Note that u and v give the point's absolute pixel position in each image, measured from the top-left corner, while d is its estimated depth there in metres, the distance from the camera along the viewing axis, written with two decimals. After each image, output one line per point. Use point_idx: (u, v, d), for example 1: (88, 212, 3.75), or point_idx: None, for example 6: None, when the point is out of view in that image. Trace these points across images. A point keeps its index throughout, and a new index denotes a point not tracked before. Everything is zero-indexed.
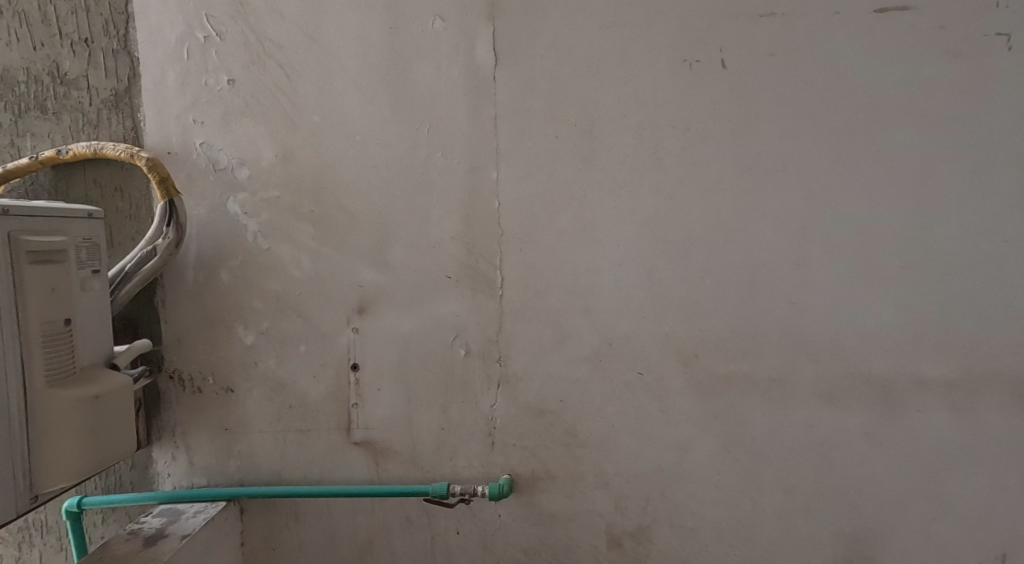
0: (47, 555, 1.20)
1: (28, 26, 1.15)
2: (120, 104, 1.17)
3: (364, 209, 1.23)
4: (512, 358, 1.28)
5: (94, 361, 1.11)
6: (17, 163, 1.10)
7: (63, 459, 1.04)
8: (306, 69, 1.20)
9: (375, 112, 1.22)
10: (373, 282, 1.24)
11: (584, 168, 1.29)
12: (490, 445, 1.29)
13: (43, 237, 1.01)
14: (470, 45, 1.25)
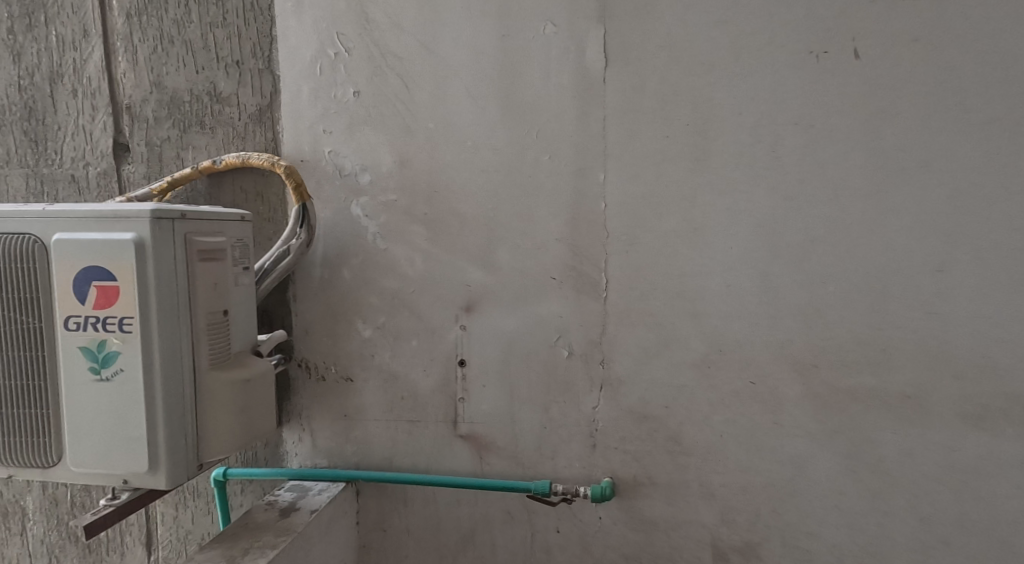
0: (197, 516, 1.37)
1: (192, 52, 1.29)
2: (263, 118, 1.30)
3: (474, 211, 1.28)
4: (615, 360, 1.29)
5: (241, 348, 1.24)
6: (181, 172, 1.26)
7: (222, 433, 1.19)
8: (422, 79, 1.28)
9: (485, 118, 1.27)
10: (480, 282, 1.29)
11: (695, 168, 1.25)
12: (591, 447, 1.30)
13: (208, 238, 1.16)
14: (581, 48, 1.26)
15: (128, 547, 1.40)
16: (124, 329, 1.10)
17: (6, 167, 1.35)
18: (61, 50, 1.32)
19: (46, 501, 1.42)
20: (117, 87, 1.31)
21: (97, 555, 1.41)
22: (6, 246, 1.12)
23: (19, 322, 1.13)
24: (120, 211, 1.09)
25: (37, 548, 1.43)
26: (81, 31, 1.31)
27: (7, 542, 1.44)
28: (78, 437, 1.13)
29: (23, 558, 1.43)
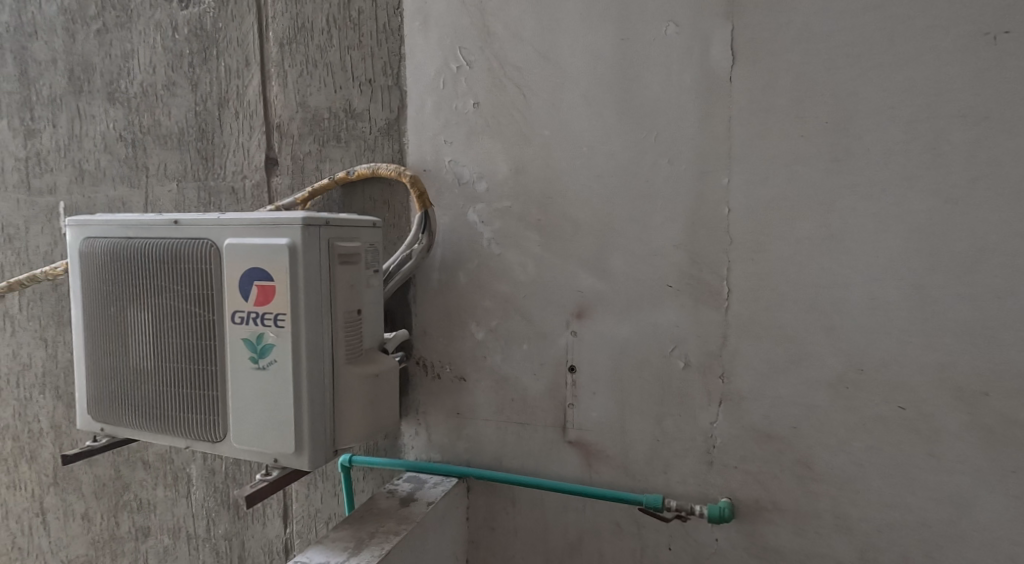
0: (326, 496, 1.51)
1: (332, 73, 1.42)
2: (391, 131, 1.40)
3: (588, 217, 1.28)
4: (736, 374, 1.21)
5: (371, 345, 1.32)
6: (320, 182, 1.40)
7: (355, 424, 1.28)
8: (539, 87, 1.30)
9: (601, 124, 1.26)
10: (593, 288, 1.28)
11: (833, 170, 1.15)
12: (708, 464, 1.24)
13: (348, 242, 1.25)
14: (704, 46, 1.21)
15: (269, 518, 1.58)
16: (278, 324, 1.21)
17: (183, 181, 1.58)
18: (227, 78, 1.52)
19: (206, 470, 1.65)
20: (271, 108, 1.49)
21: (244, 522, 1.62)
22: (190, 249, 1.27)
23: (198, 316, 1.27)
24: (278, 219, 1.19)
25: (198, 510, 1.67)
26: (244, 61, 1.50)
27: (175, 502, 1.69)
28: (239, 419, 1.26)
29: (188, 518, 1.68)
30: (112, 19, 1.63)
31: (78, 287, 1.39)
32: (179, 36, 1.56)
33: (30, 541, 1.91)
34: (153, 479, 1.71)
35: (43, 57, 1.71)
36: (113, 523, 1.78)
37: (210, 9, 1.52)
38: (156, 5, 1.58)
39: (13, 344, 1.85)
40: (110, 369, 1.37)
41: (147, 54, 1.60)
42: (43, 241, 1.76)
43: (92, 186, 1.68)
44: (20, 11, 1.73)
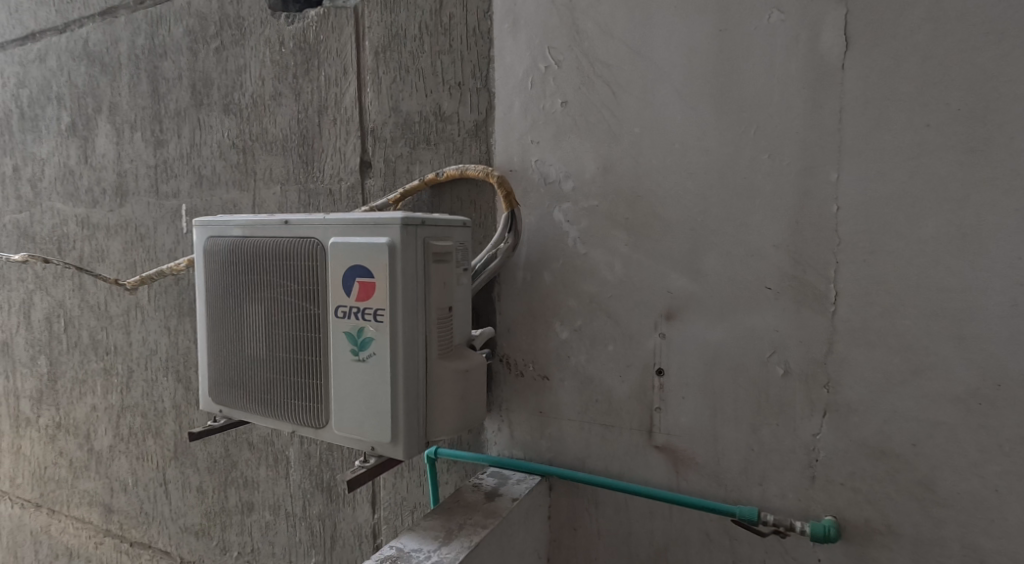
0: (412, 485, 1.58)
1: (424, 79, 1.49)
2: (479, 133, 1.43)
3: (679, 217, 1.24)
4: (842, 384, 1.14)
5: (460, 341, 1.33)
6: (411, 184, 1.46)
7: (446, 420, 1.29)
8: (631, 83, 1.27)
9: (696, 119, 1.22)
10: (684, 290, 1.25)
11: (966, 162, 1.05)
12: (810, 479, 1.17)
13: (441, 241, 1.26)
14: (813, 34, 1.14)
15: (359, 502, 1.67)
16: (378, 319, 1.23)
17: (286, 185, 1.72)
18: (327, 86, 1.63)
19: (303, 454, 1.76)
20: (365, 114, 1.58)
21: (337, 505, 1.72)
22: (298, 247, 1.33)
23: (306, 309, 1.33)
24: (379, 219, 1.23)
25: (295, 491, 1.79)
26: (342, 70, 1.61)
27: (276, 482, 1.82)
28: (341, 408, 1.30)
29: (287, 497, 1.81)
30: (229, 37, 1.79)
31: (203, 281, 1.52)
32: (285, 50, 1.70)
33: (155, 508, 2.12)
34: (257, 459, 1.85)
35: (172, 75, 1.92)
36: (222, 497, 1.94)
37: (313, 23, 1.65)
38: (266, 22, 1.73)
39: (144, 332, 2.07)
40: (229, 358, 1.48)
41: (257, 67, 1.75)
42: (170, 240, 1.98)
43: (208, 190, 1.87)
44: (154, 35, 1.94)
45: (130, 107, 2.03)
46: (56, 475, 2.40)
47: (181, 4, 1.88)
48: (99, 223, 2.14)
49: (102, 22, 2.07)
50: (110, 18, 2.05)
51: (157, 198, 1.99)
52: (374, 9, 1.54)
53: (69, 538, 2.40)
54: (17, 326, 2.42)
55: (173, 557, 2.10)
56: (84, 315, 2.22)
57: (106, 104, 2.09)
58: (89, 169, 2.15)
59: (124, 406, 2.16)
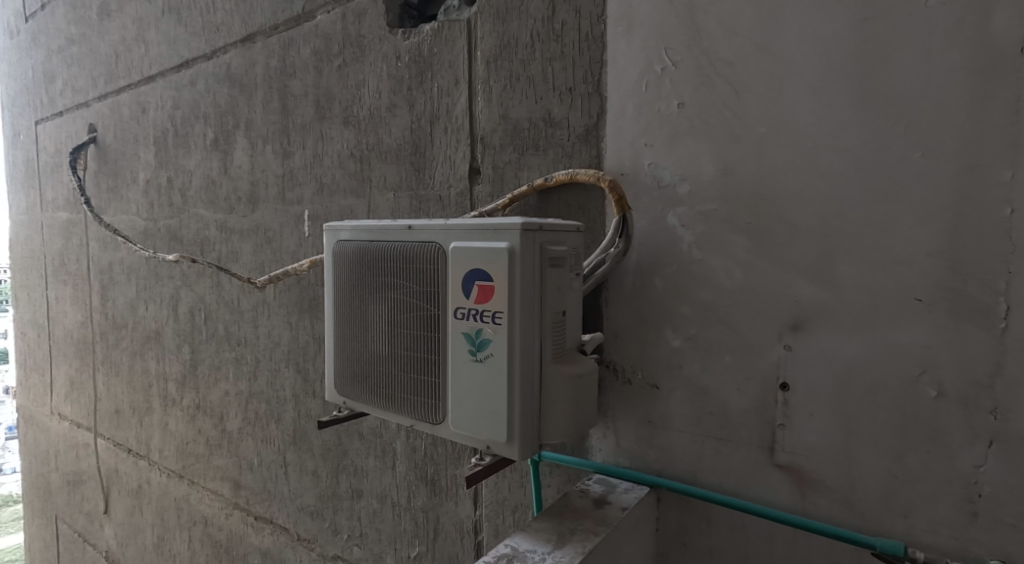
0: (513, 486, 1.58)
1: (534, 86, 1.51)
2: (589, 137, 1.43)
3: (810, 222, 1.18)
4: (1013, 409, 1.04)
5: (571, 345, 1.32)
6: (520, 189, 1.49)
7: (558, 424, 1.28)
8: (756, 81, 1.22)
9: (833, 116, 1.15)
10: (814, 299, 1.18)
11: None
12: (969, 515, 1.08)
13: (557, 245, 1.26)
14: (983, 20, 1.04)
15: (461, 498, 1.70)
16: (496, 321, 1.24)
17: (399, 191, 1.79)
18: (439, 97, 1.69)
19: (408, 447, 1.82)
20: (475, 122, 1.62)
21: (439, 498, 1.76)
22: (420, 251, 1.38)
23: (426, 310, 1.38)
24: (499, 224, 1.24)
25: (401, 482, 1.85)
26: (454, 81, 1.66)
27: (383, 472, 1.89)
28: (457, 406, 1.33)
29: (392, 487, 1.87)
30: (350, 55, 1.89)
31: (331, 280, 1.61)
32: (401, 63, 1.77)
33: (275, 488, 2.26)
34: (366, 449, 1.93)
35: (299, 92, 2.05)
36: (334, 483, 2.04)
37: (427, 38, 1.71)
38: (385, 39, 1.80)
39: (269, 327, 2.22)
40: (352, 355, 1.56)
41: (375, 82, 1.83)
42: (294, 242, 2.11)
43: (328, 197, 1.98)
44: (285, 56, 2.09)
45: (262, 122, 2.19)
46: (195, 450, 2.63)
47: (308, 26, 2.00)
48: (234, 228, 2.32)
49: (242, 47, 2.24)
50: (247, 43, 2.22)
51: (283, 204, 2.13)
52: (487, 21, 1.58)
53: (203, 507, 2.60)
54: (167, 317, 2.71)
55: (291, 534, 2.21)
56: (220, 311, 2.42)
57: (243, 121, 2.27)
58: (227, 180, 2.34)
59: (252, 394, 2.32)
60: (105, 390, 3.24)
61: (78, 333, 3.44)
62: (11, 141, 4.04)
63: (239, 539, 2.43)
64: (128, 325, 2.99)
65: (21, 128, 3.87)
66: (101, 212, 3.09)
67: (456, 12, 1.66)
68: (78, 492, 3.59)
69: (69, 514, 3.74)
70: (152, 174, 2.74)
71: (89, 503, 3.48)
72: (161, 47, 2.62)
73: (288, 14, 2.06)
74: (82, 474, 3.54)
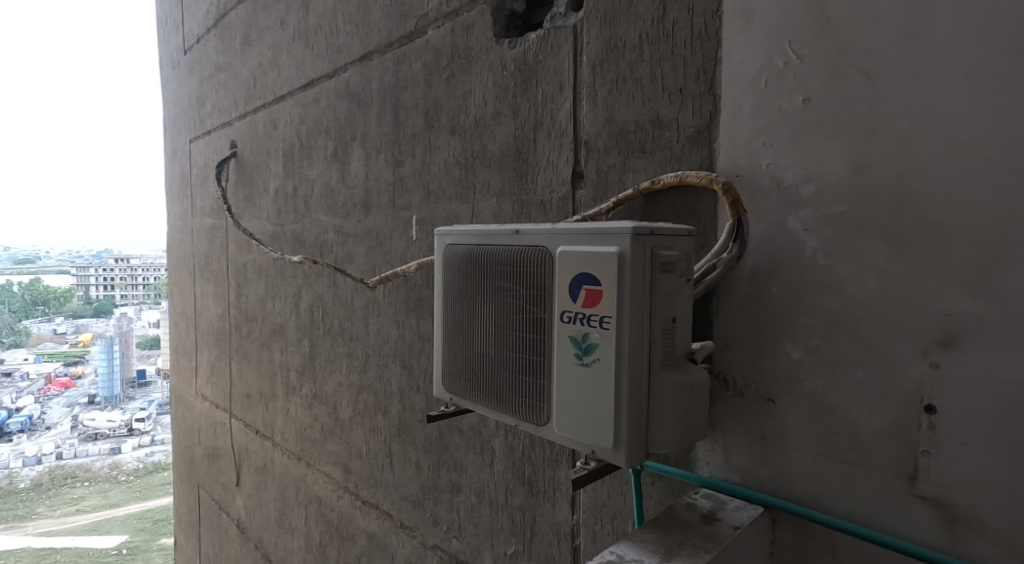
0: (613, 492, 1.54)
1: (642, 88, 1.47)
2: (700, 138, 1.38)
3: (963, 224, 1.06)
4: None
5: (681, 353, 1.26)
6: (625, 193, 1.45)
7: (667, 434, 1.23)
8: (899, 71, 1.12)
9: (994, 106, 1.03)
10: (967, 311, 1.06)
11: None
12: None
13: (668, 249, 1.22)
14: None
15: (559, 501, 1.68)
16: (603, 326, 1.22)
17: (501, 196, 1.80)
18: (544, 103, 1.69)
19: (507, 447, 1.82)
20: (580, 127, 1.61)
21: (537, 499, 1.74)
22: (528, 255, 1.38)
23: (533, 314, 1.37)
24: (608, 227, 1.22)
25: (499, 480, 1.85)
26: (559, 87, 1.65)
27: (482, 469, 1.91)
28: (562, 410, 1.31)
29: (490, 484, 1.88)
30: (458, 66, 1.93)
31: (442, 282, 1.65)
32: (506, 72, 1.78)
33: (381, 475, 2.33)
34: (466, 445, 1.96)
35: (410, 104, 2.12)
36: (435, 476, 2.08)
37: (533, 45, 1.71)
38: (491, 50, 1.82)
39: (379, 324, 2.29)
40: (459, 355, 1.59)
41: (481, 91, 1.86)
42: (402, 245, 2.17)
43: (434, 202, 2.03)
44: (397, 71, 2.16)
45: (376, 133, 2.27)
46: (311, 436, 2.77)
47: (420, 42, 2.06)
48: (349, 232, 2.43)
49: (359, 65, 2.35)
50: (364, 61, 2.32)
51: (393, 210, 2.20)
52: (593, 26, 1.56)
53: (317, 487, 2.73)
54: (290, 313, 2.88)
55: (394, 521, 2.27)
56: (335, 308, 2.54)
57: (359, 133, 2.37)
58: (344, 188, 2.46)
59: (361, 386, 2.42)
60: (238, 375, 3.50)
61: (217, 324, 3.76)
62: (174, 157, 4.54)
63: (347, 522, 2.52)
64: (257, 320, 3.22)
65: (181, 146, 4.36)
66: (237, 217, 3.39)
67: (562, 18, 1.67)
68: (215, 465, 3.90)
69: (207, 483, 4.06)
70: (281, 184, 2.93)
71: (223, 475, 3.77)
72: (290, 69, 2.80)
73: (402, 31, 2.13)
74: (219, 449, 3.84)
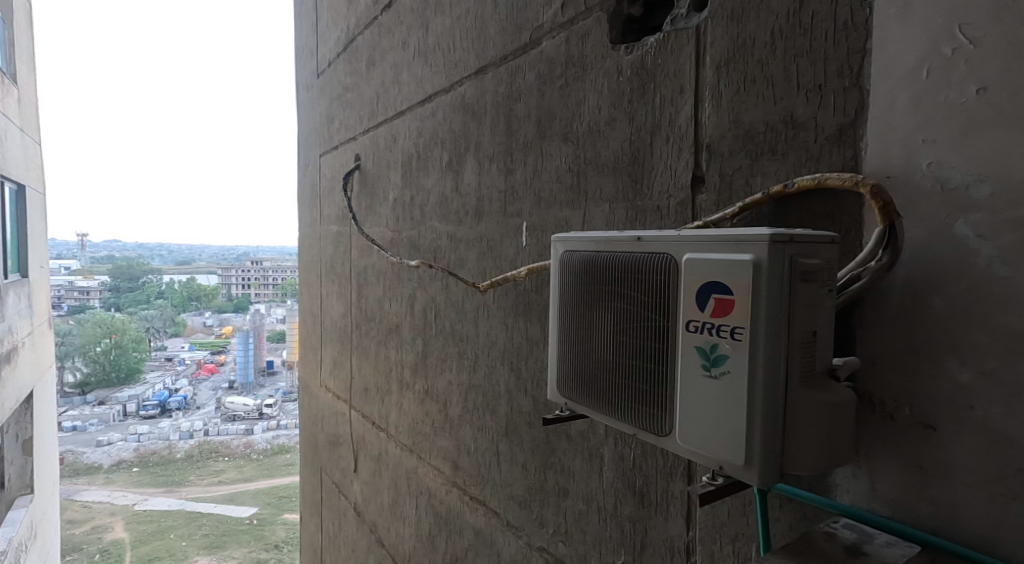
0: (734, 512, 1.45)
1: (773, 87, 1.39)
2: (843, 137, 1.27)
3: None
4: None
5: (822, 370, 1.17)
6: (753, 197, 1.37)
7: (805, 456, 1.14)
8: None
9: None
10: None
11: None
12: None
13: (809, 257, 1.13)
14: None
15: (672, 516, 1.60)
16: (735, 337, 1.15)
17: (615, 202, 1.76)
18: (662, 107, 1.63)
19: (617, 455, 1.77)
20: (701, 130, 1.53)
21: (647, 511, 1.67)
22: (650, 262, 1.33)
23: (654, 322, 1.32)
24: (741, 235, 1.15)
25: (607, 488, 1.80)
26: (679, 90, 1.58)
27: (590, 476, 1.87)
28: (687, 423, 1.25)
29: (599, 491, 1.83)
30: (573, 75, 1.90)
31: (557, 288, 1.63)
32: (622, 78, 1.74)
33: (488, 474, 2.35)
34: (574, 451, 1.93)
35: (523, 114, 2.12)
36: (542, 478, 2.06)
37: (651, 49, 1.65)
38: (608, 56, 1.78)
39: (488, 326, 2.32)
40: (575, 363, 1.56)
41: (596, 98, 1.82)
42: (512, 251, 2.18)
43: (545, 209, 2.01)
44: (512, 83, 2.17)
45: (490, 143, 2.29)
46: (423, 430, 2.84)
47: (534, 53, 2.06)
48: (463, 238, 2.47)
49: (475, 79, 2.38)
50: (480, 74, 2.35)
51: (504, 216, 2.21)
52: (719, 24, 1.49)
53: (428, 479, 2.80)
54: (405, 314, 2.97)
55: (499, 519, 2.27)
56: (447, 310, 2.59)
57: (473, 143, 2.40)
58: (458, 196, 2.50)
59: (471, 386, 2.45)
60: (357, 369, 3.66)
61: (340, 322, 3.96)
62: (305, 170, 4.85)
63: (455, 516, 2.56)
64: (375, 319, 3.35)
65: (312, 160, 4.65)
66: (360, 223, 3.55)
67: (684, 20, 1.59)
68: (335, 452, 4.11)
69: (329, 466, 4.29)
70: (399, 193, 3.04)
71: (342, 462, 3.96)
72: (410, 86, 2.90)
73: (517, 43, 2.14)
74: (339, 437, 4.05)
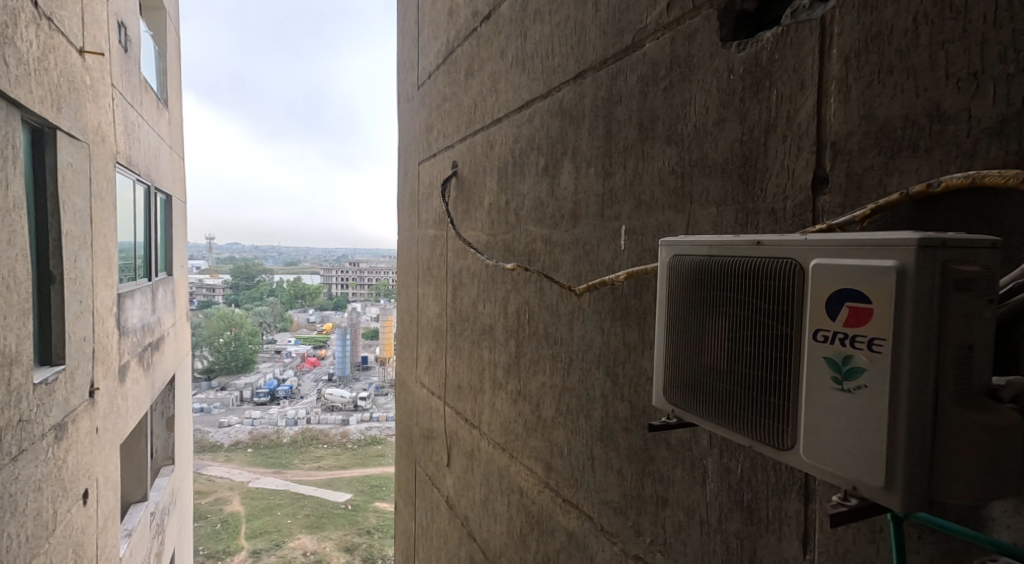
0: (861, 539, 1.34)
1: (915, 78, 1.26)
2: (1005, 130, 1.14)
3: None
4: None
5: (980, 389, 1.04)
6: (889, 198, 1.24)
7: (959, 483, 1.02)
8: None
9: None
10: None
11: None
12: None
13: (966, 262, 1.01)
14: None
15: (786, 536, 1.49)
16: (873, 348, 1.06)
17: (723, 205, 1.65)
18: (778, 105, 1.51)
19: (721, 467, 1.67)
20: (825, 127, 1.42)
21: (757, 528, 1.57)
22: (770, 268, 1.24)
23: (774, 331, 1.24)
24: (884, 239, 1.05)
25: (711, 500, 1.70)
26: (799, 85, 1.47)
27: (692, 486, 1.78)
28: (814, 439, 1.16)
29: (701, 504, 1.74)
30: (678, 75, 1.82)
31: (664, 295, 1.57)
32: (733, 76, 1.63)
33: (582, 478, 2.30)
34: (674, 460, 1.85)
35: (624, 117, 2.05)
36: (639, 486, 1.99)
37: (767, 45, 1.55)
38: (716, 54, 1.69)
39: (584, 330, 2.27)
40: (681, 372, 1.49)
41: (702, 97, 1.73)
42: (610, 254, 2.12)
43: (646, 212, 1.94)
44: (612, 86, 2.11)
45: (589, 147, 2.24)
46: (515, 430, 2.83)
47: (636, 55, 1.99)
48: (559, 242, 2.43)
49: (574, 84, 2.34)
50: (579, 78, 2.30)
51: (603, 220, 2.16)
52: (849, 13, 1.38)
53: (520, 479, 2.78)
54: (499, 315, 2.98)
55: (594, 523, 2.22)
56: (543, 314, 2.57)
57: (571, 147, 2.36)
58: (555, 199, 2.47)
59: (565, 388, 2.41)
60: (452, 367, 3.71)
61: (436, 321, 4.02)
62: (405, 176, 4.98)
63: (547, 517, 2.52)
64: (470, 319, 3.38)
65: (411, 166, 4.77)
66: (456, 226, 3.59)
67: (806, 12, 1.50)
68: (430, 445, 4.20)
69: (423, 459, 4.38)
70: (495, 196, 3.04)
71: (436, 455, 4.03)
72: (507, 93, 2.90)
73: (618, 46, 2.07)
74: (433, 431, 4.13)
